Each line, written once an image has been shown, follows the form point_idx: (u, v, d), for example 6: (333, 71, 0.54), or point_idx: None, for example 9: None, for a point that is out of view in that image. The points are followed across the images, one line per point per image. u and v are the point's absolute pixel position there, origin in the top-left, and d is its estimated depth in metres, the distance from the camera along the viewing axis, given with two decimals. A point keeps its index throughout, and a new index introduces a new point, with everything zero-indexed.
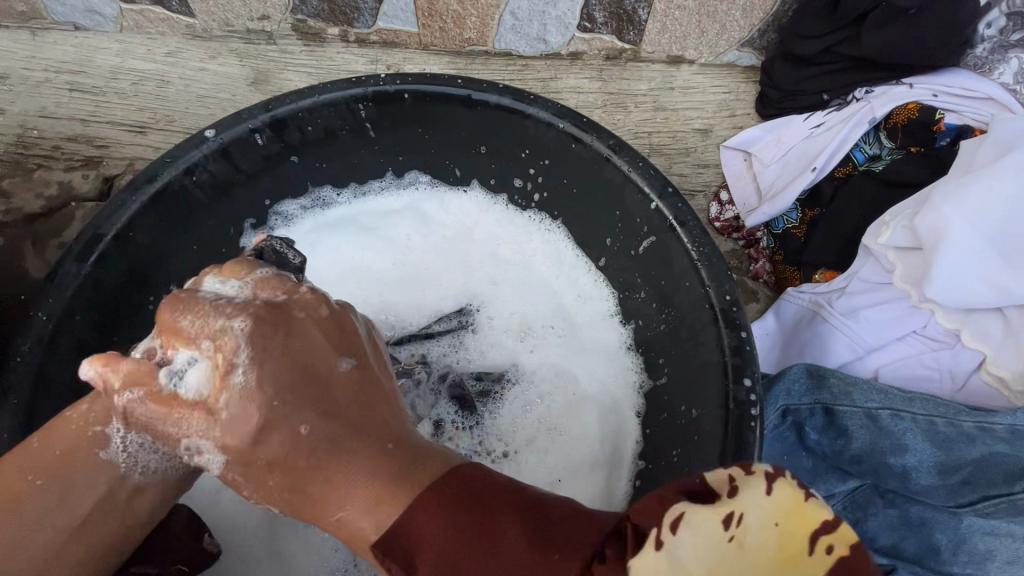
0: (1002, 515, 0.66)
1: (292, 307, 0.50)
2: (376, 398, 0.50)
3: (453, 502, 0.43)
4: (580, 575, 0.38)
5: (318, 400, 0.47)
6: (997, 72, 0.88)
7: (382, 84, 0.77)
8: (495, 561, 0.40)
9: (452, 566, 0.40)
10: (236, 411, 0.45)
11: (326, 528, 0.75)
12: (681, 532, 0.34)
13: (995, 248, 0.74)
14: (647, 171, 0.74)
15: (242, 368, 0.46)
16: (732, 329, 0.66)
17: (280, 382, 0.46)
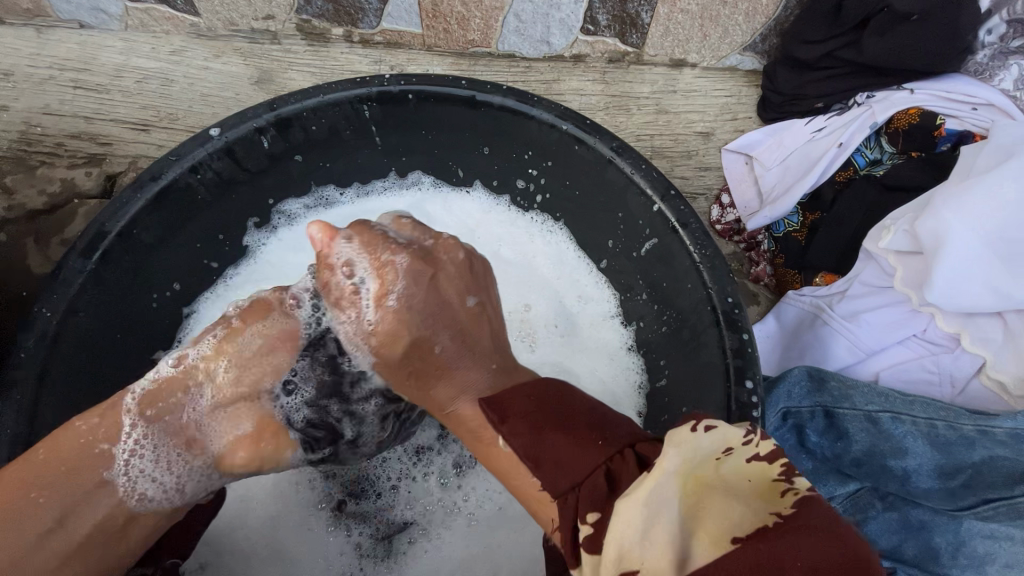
0: (1003, 519, 0.65)
1: (436, 252, 0.63)
2: (480, 331, 0.62)
3: (547, 408, 0.50)
4: (617, 454, 0.45)
5: (440, 296, 0.61)
6: (998, 78, 0.88)
7: (386, 84, 0.77)
8: (574, 438, 0.47)
9: (533, 425, 0.49)
10: (410, 297, 0.60)
11: (330, 531, 0.75)
12: (713, 432, 0.42)
13: (995, 254, 0.74)
14: (650, 174, 0.74)
15: (394, 296, 0.60)
16: (734, 331, 0.66)
17: (415, 318, 0.60)
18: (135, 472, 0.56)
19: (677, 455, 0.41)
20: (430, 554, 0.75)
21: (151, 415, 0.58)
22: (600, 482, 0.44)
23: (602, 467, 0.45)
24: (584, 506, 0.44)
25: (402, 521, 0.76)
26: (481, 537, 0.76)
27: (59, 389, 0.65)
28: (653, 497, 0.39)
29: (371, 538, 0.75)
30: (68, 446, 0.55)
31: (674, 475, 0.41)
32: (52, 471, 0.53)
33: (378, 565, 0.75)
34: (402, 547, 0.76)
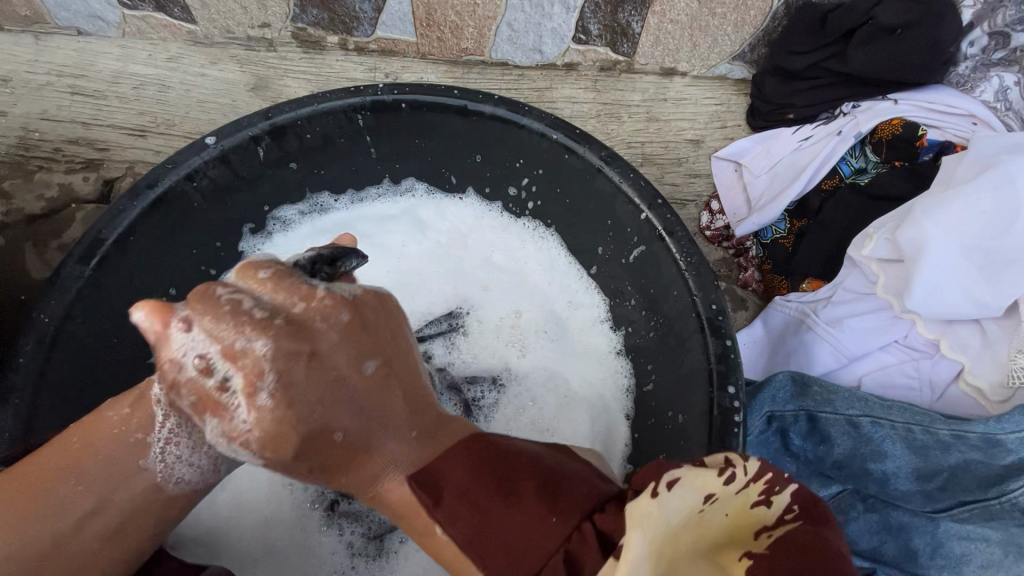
0: (977, 521, 0.67)
1: (309, 319, 0.47)
2: (391, 397, 0.50)
3: (486, 484, 0.47)
4: (573, 531, 0.44)
5: (345, 384, 0.48)
6: (978, 90, 0.90)
7: (380, 94, 0.78)
8: (518, 509, 0.46)
9: (473, 508, 0.46)
10: (293, 387, 0.45)
11: (323, 531, 0.77)
12: (676, 492, 0.42)
13: (973, 263, 0.76)
14: (637, 183, 0.76)
15: (268, 393, 0.44)
16: (717, 337, 0.68)
17: (296, 397, 0.45)
18: (171, 459, 0.54)
19: (644, 535, 0.39)
20: (420, 554, 0.76)
21: (178, 407, 0.54)
22: (562, 565, 0.43)
23: (563, 549, 0.44)
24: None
25: (393, 521, 0.78)
26: None
27: (56, 393, 0.67)
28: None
29: (363, 537, 0.77)
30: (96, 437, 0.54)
31: (647, 550, 0.40)
32: (85, 463, 0.53)
33: (370, 563, 0.76)
34: (393, 547, 0.77)
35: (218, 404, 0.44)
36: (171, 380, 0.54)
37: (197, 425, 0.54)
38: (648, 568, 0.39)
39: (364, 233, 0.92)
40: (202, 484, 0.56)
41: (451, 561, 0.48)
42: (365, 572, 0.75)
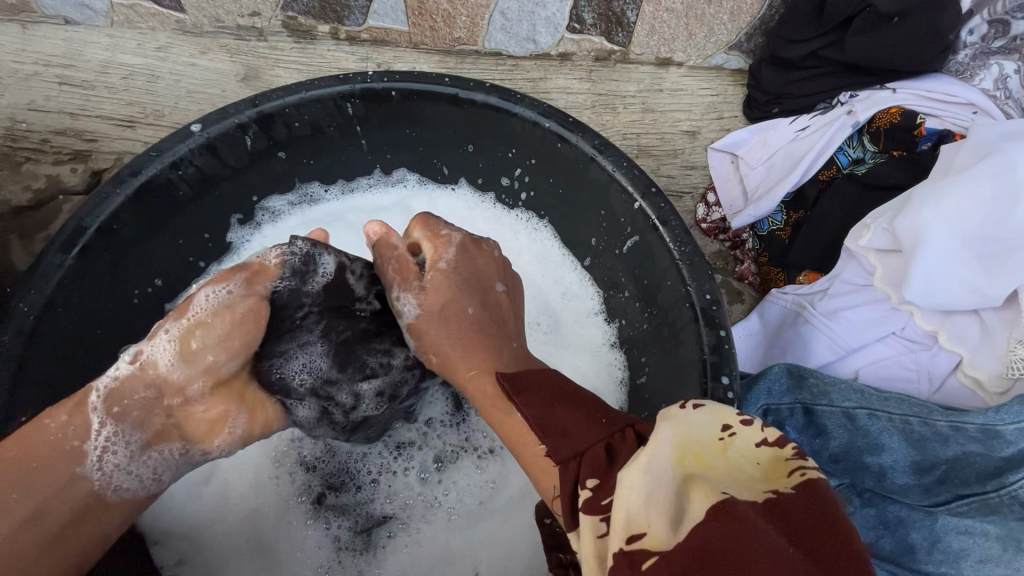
0: (975, 515, 0.66)
1: (482, 242, 0.69)
2: (508, 320, 0.65)
3: (551, 394, 0.51)
4: (620, 432, 0.46)
5: (486, 287, 0.65)
6: (978, 78, 0.89)
7: (369, 82, 0.77)
8: (585, 412, 0.48)
9: (544, 398, 0.50)
10: (456, 272, 0.64)
11: (310, 524, 0.75)
12: (703, 410, 0.42)
13: (971, 252, 0.75)
14: (631, 171, 0.74)
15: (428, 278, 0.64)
16: (712, 327, 0.67)
17: (445, 292, 0.63)
18: (109, 466, 0.57)
19: (673, 431, 0.41)
20: (409, 549, 0.76)
21: (118, 411, 0.56)
22: (601, 455, 0.45)
23: (605, 441, 0.46)
24: (586, 470, 0.44)
25: (381, 515, 0.76)
26: (461, 530, 0.76)
27: (38, 383, 0.66)
28: (653, 462, 0.39)
29: (350, 531, 0.76)
30: (38, 444, 0.54)
31: (672, 446, 0.41)
32: (29, 470, 0.53)
33: (356, 558, 0.75)
34: (381, 541, 0.76)
35: (411, 280, 0.63)
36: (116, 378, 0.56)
37: (140, 425, 0.58)
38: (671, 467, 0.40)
39: (356, 223, 0.92)
40: (147, 485, 0.60)
41: (511, 432, 0.56)
42: (352, 565, 0.75)
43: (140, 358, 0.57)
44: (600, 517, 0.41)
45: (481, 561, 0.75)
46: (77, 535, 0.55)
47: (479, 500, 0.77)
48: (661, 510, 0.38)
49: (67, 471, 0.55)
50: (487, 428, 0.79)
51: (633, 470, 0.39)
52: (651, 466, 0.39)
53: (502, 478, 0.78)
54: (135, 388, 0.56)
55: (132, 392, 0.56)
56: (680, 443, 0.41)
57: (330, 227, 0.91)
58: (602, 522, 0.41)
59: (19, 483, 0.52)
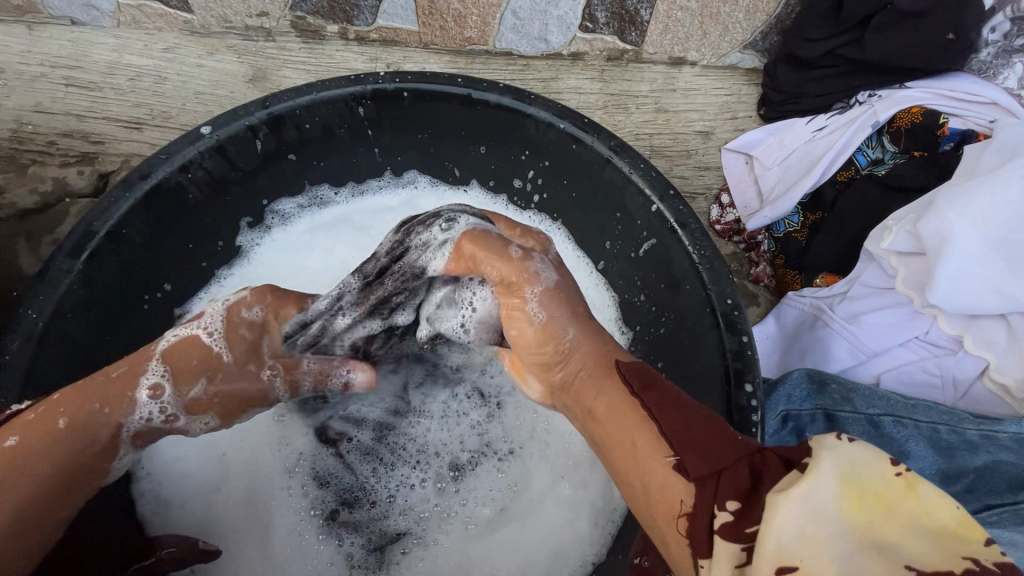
0: (1006, 525, 0.64)
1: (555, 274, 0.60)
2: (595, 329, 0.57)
3: (688, 399, 0.47)
4: (758, 453, 0.42)
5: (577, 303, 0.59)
6: (1002, 76, 0.87)
7: (381, 83, 0.76)
8: (699, 419, 0.45)
9: (668, 401, 0.47)
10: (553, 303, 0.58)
11: (321, 538, 0.74)
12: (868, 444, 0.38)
13: (998, 254, 0.73)
14: (648, 173, 0.73)
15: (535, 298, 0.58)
16: (734, 333, 0.65)
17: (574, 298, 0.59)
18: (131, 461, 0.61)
19: (835, 465, 0.37)
20: (426, 562, 0.74)
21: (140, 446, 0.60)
22: (743, 474, 0.41)
23: (746, 460, 0.42)
24: (726, 491, 0.40)
25: (394, 532, 0.75)
26: (479, 540, 0.75)
27: (46, 390, 0.64)
28: (812, 502, 0.36)
29: (362, 549, 0.74)
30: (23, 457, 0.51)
31: (835, 483, 0.37)
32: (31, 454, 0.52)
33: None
34: (396, 557, 0.74)
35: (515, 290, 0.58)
36: (148, 424, 0.58)
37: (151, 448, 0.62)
38: (843, 505, 0.36)
39: (363, 226, 0.90)
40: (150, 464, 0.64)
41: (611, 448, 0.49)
42: None
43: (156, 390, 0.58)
44: (744, 545, 0.38)
45: (502, 568, 0.74)
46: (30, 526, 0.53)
47: (500, 506, 0.76)
48: (819, 556, 0.34)
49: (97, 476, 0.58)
50: (507, 430, 0.79)
51: (789, 500, 0.36)
52: (811, 498, 0.36)
53: (523, 480, 0.77)
54: (159, 433, 0.60)
55: (150, 436, 0.60)
56: (845, 481, 0.37)
57: (338, 236, 0.90)
58: (745, 551, 0.38)
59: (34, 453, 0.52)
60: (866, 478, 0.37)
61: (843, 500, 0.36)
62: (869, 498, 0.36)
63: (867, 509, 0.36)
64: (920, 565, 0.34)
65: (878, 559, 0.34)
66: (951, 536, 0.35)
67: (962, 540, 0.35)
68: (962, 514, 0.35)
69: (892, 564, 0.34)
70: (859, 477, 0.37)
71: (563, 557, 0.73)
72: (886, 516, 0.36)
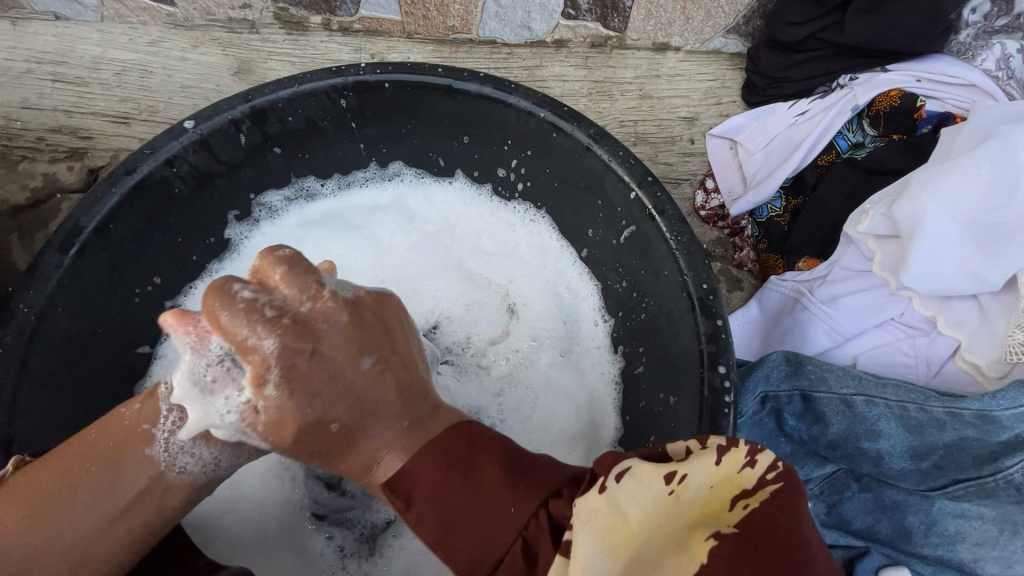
0: (971, 498, 0.68)
1: (314, 319, 0.50)
2: (387, 393, 0.52)
3: (446, 470, 0.47)
4: (532, 517, 0.44)
5: (328, 379, 0.50)
6: (980, 58, 0.87)
7: (362, 74, 0.76)
8: (483, 504, 0.45)
9: (460, 475, 0.46)
10: (291, 382, 0.48)
11: (313, 530, 0.75)
12: (626, 480, 0.41)
13: (971, 236, 0.74)
14: (627, 161, 0.74)
15: (273, 385, 0.48)
16: (708, 317, 0.67)
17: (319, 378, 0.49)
18: (175, 451, 0.56)
19: (595, 530, 0.39)
20: (417, 540, 0.76)
21: (179, 403, 0.57)
22: (517, 558, 0.43)
23: (520, 534, 0.43)
24: (521, 553, 0.43)
25: (384, 521, 0.76)
26: None
27: (38, 381, 0.65)
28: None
29: (354, 540, 0.75)
30: (112, 432, 0.56)
31: (603, 552, 0.38)
32: (105, 452, 0.54)
33: (361, 562, 0.75)
34: (386, 541, 0.76)
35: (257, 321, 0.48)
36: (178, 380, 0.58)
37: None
38: (614, 555, 0.39)
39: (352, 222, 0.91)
40: (209, 472, 0.58)
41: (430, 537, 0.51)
42: (355, 568, 0.75)
43: None
44: None
45: None
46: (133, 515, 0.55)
47: None
48: None
49: (137, 453, 0.55)
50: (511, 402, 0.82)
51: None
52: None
53: None
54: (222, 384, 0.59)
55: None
56: (616, 532, 0.40)
57: (326, 222, 0.90)
58: None
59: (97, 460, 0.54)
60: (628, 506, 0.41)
61: (609, 555, 0.39)
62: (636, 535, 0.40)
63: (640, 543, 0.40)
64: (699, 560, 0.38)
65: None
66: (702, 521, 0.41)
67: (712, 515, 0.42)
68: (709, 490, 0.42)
69: (685, 572, 0.38)
70: (624, 523, 0.40)
71: None
72: (649, 542, 0.40)
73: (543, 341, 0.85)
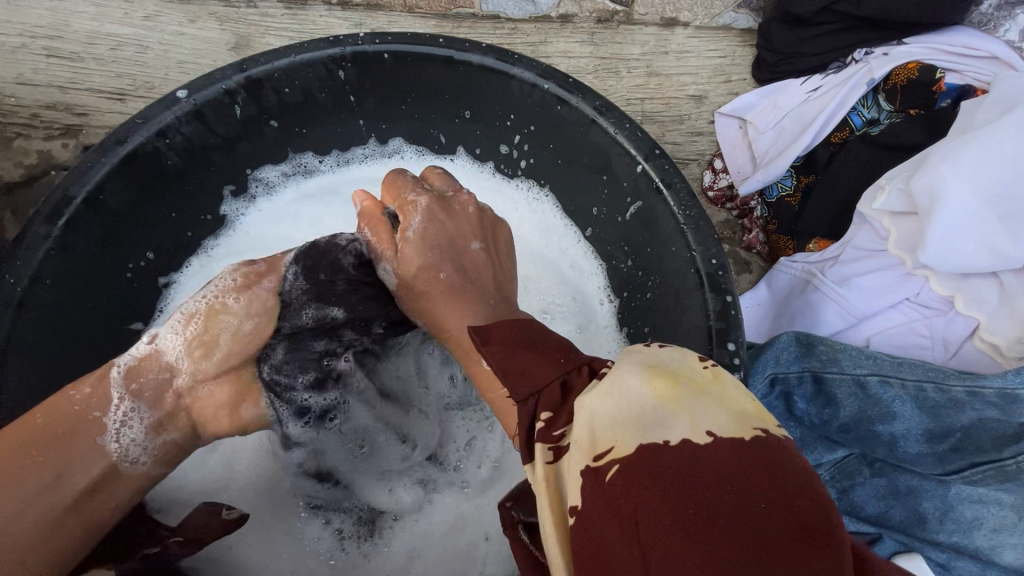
0: (990, 483, 0.65)
1: (454, 202, 0.66)
2: (485, 274, 0.64)
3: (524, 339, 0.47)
4: (574, 369, 0.42)
5: (454, 250, 0.64)
6: (1003, 29, 0.86)
7: (361, 44, 0.74)
8: (540, 352, 0.44)
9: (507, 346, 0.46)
10: (431, 230, 0.64)
11: (308, 513, 0.73)
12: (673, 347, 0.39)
13: (992, 212, 0.71)
14: (634, 134, 0.71)
15: (413, 228, 0.64)
16: (717, 292, 0.64)
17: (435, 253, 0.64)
18: (127, 440, 0.56)
19: (639, 363, 0.38)
20: (419, 524, 0.74)
21: (135, 389, 0.57)
22: (556, 391, 0.41)
23: (560, 378, 0.41)
24: (543, 405, 0.40)
25: (381, 508, 0.74)
26: (471, 497, 0.75)
27: (27, 353, 0.64)
28: (622, 395, 0.36)
29: (353, 523, 0.73)
30: (60, 413, 0.55)
31: (657, 370, 0.37)
32: (49, 434, 0.53)
33: (361, 544, 0.73)
34: (385, 524, 0.74)
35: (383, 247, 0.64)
36: (137, 355, 0.59)
37: (154, 404, 0.58)
38: (653, 385, 0.36)
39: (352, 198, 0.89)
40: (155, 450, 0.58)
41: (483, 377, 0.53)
42: (356, 552, 0.73)
43: (159, 340, 0.60)
44: (553, 445, 0.38)
45: (492, 526, 0.74)
46: (89, 505, 0.54)
47: (493, 464, 0.76)
48: (628, 438, 0.34)
49: (87, 439, 0.54)
50: None
51: (598, 395, 0.37)
52: (622, 393, 0.36)
53: None
54: (151, 368, 0.59)
55: (147, 369, 0.59)
56: (658, 371, 0.37)
57: (325, 201, 0.89)
58: (553, 450, 0.38)
59: (45, 444, 0.52)
60: (678, 369, 0.37)
61: (653, 382, 0.36)
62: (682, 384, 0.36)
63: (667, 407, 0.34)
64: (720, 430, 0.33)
65: (673, 423, 0.33)
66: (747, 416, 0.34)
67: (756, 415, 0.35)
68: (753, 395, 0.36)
69: (696, 429, 0.33)
70: (671, 370, 0.37)
71: None
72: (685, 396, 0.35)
73: (555, 315, 0.84)
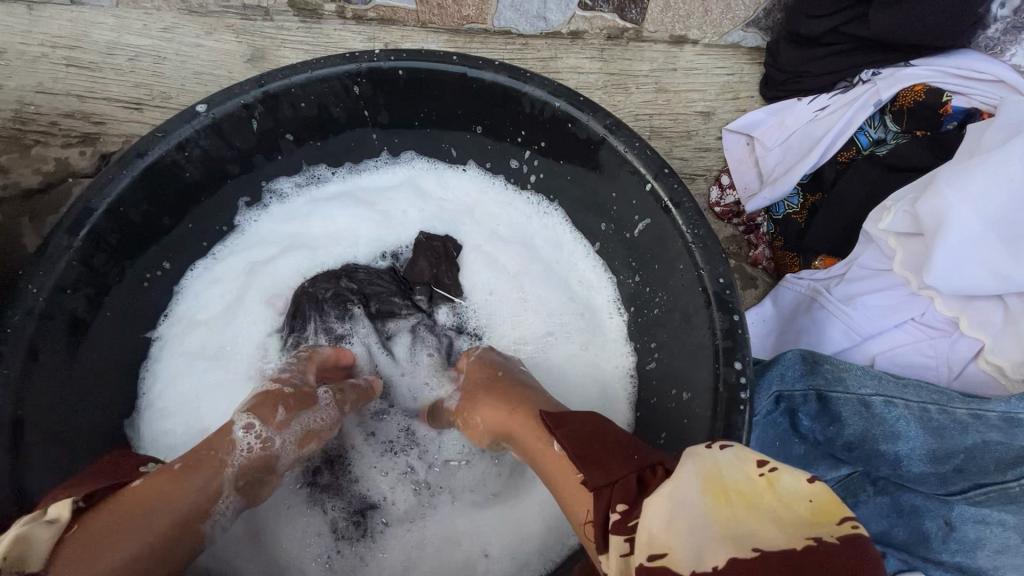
0: (993, 504, 0.65)
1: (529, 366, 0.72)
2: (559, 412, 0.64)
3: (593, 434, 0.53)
4: (651, 466, 0.48)
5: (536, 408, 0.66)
6: (1010, 53, 0.87)
7: (376, 61, 0.75)
8: (612, 445, 0.51)
9: (585, 436, 0.53)
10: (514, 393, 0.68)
11: (308, 507, 0.75)
12: (729, 451, 0.44)
13: (996, 235, 0.72)
14: (643, 152, 0.72)
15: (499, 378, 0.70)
16: (725, 311, 0.65)
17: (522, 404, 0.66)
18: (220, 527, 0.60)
19: (696, 467, 0.43)
20: (411, 534, 0.76)
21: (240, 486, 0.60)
22: (631, 482, 0.46)
23: (636, 472, 0.47)
24: (616, 497, 0.46)
25: (375, 502, 0.77)
26: (470, 513, 0.76)
27: (51, 363, 0.65)
28: (678, 497, 0.41)
29: (346, 515, 0.76)
30: (142, 501, 0.53)
31: (697, 480, 0.42)
32: (149, 517, 0.53)
33: (354, 545, 0.75)
34: (378, 527, 0.76)
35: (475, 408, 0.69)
36: (247, 455, 0.61)
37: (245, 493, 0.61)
38: (704, 501, 0.41)
39: (365, 200, 0.90)
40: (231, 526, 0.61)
41: (551, 467, 0.55)
42: (351, 553, 0.74)
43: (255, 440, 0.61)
44: (626, 538, 0.43)
45: (491, 544, 0.74)
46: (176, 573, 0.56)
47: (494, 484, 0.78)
48: (684, 542, 0.39)
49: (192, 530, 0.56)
50: None
51: (655, 502, 0.42)
52: (675, 498, 0.41)
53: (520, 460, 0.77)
54: (253, 468, 0.61)
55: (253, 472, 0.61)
56: (709, 480, 0.42)
57: (343, 207, 0.89)
58: (627, 542, 0.43)
59: (141, 525, 0.52)
60: (728, 480, 0.42)
61: (705, 495, 0.41)
62: (731, 494, 0.41)
63: (720, 524, 0.39)
64: (768, 544, 0.37)
65: (728, 541, 0.38)
66: (803, 526, 0.38)
67: (813, 524, 0.38)
68: (813, 501, 0.40)
69: (744, 546, 0.37)
70: (722, 480, 0.42)
71: (556, 531, 0.74)
72: (743, 513, 0.40)
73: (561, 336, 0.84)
